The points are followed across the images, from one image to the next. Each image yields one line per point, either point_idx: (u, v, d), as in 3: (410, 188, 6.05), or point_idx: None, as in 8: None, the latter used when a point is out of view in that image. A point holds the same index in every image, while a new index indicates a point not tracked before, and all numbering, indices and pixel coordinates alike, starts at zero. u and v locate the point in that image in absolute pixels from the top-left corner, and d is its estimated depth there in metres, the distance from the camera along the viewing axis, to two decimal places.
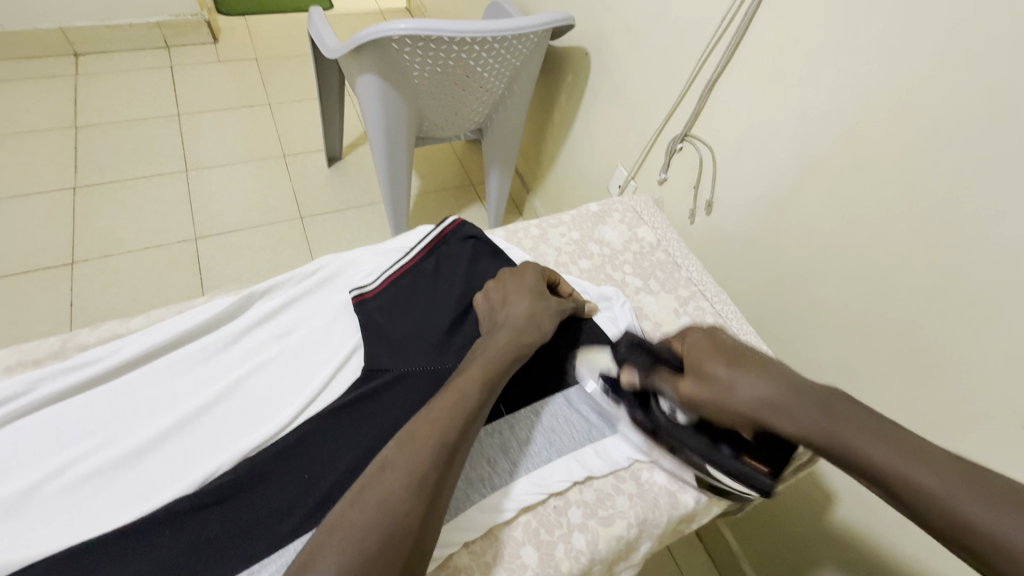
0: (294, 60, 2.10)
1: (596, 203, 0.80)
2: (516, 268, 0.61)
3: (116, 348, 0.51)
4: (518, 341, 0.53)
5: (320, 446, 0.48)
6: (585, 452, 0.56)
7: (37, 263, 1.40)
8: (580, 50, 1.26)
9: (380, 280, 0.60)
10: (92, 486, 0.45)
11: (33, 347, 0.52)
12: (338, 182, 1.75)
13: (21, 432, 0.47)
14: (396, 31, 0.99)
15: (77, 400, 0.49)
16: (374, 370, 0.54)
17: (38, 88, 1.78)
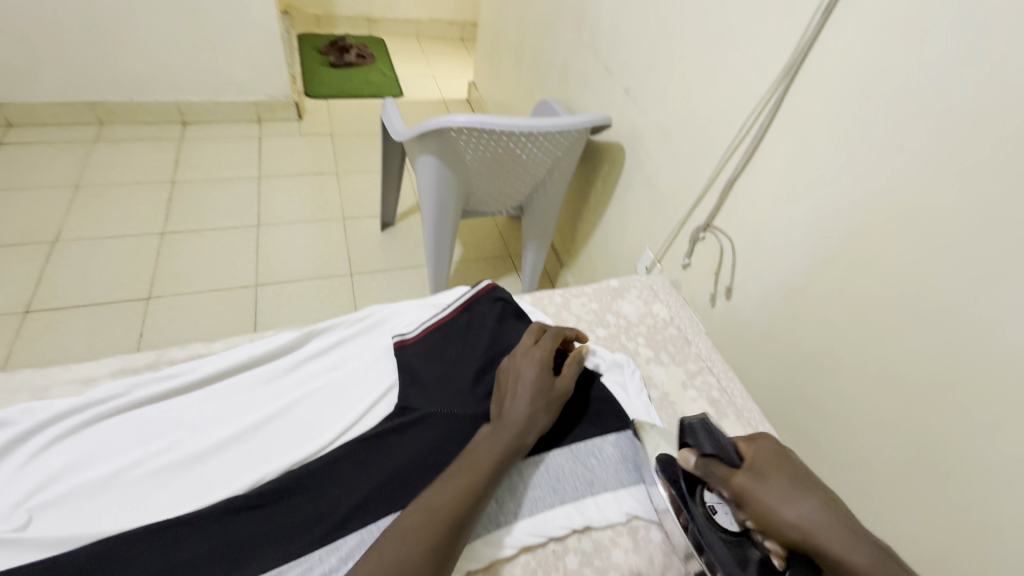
0: (364, 138, 2.38)
1: (616, 279, 0.87)
2: (526, 350, 0.65)
3: (196, 367, 0.61)
4: (519, 437, 0.57)
5: (350, 468, 0.54)
6: (586, 502, 0.59)
7: (120, 295, 1.58)
8: (616, 144, 1.41)
9: (419, 329, 0.69)
10: (157, 481, 0.52)
11: (134, 359, 0.63)
12: (388, 245, 1.92)
13: (111, 428, 0.55)
14: (456, 123, 1.16)
15: (158, 407, 0.58)
16: (405, 407, 0.61)
17: (149, 149, 2.09)
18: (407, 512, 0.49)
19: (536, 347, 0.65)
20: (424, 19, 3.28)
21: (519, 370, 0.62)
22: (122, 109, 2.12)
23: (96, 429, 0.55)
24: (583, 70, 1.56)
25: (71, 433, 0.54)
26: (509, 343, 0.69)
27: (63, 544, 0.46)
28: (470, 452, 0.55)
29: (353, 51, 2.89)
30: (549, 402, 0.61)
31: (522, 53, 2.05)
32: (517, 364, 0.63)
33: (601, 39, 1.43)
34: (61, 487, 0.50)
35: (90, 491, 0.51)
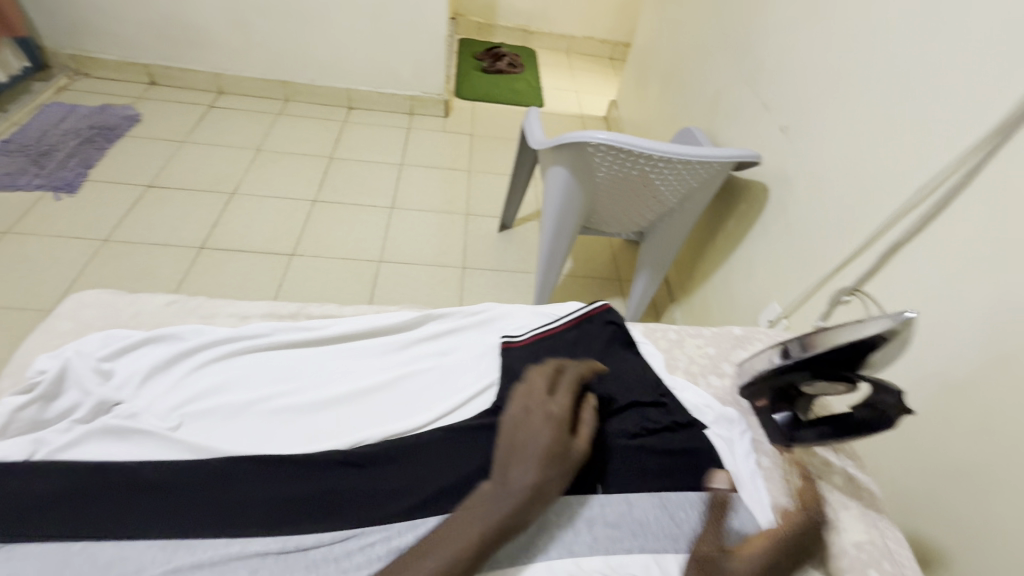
0: (499, 142, 2.49)
1: (740, 327, 0.81)
2: (540, 403, 0.56)
3: (325, 326, 0.68)
4: (521, 510, 0.48)
5: (438, 453, 0.56)
6: (669, 559, 0.53)
7: (272, 248, 1.81)
8: (760, 184, 1.31)
9: (526, 335, 0.70)
10: (277, 418, 0.58)
11: (284, 307, 0.72)
12: (503, 247, 1.98)
13: (250, 362, 0.63)
14: (595, 139, 1.15)
15: (289, 353, 0.65)
16: (501, 408, 0.61)
17: (319, 126, 2.37)
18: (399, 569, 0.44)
19: (547, 403, 0.56)
20: (577, 36, 3.36)
21: (529, 426, 0.54)
22: (304, 89, 2.44)
23: (242, 359, 0.64)
24: (735, 102, 1.48)
25: (220, 359, 0.63)
26: (614, 369, 0.67)
27: (198, 451, 0.54)
28: (466, 516, 0.48)
29: (505, 59, 3.04)
30: (563, 463, 0.52)
31: (671, 78, 2.00)
32: (530, 417, 0.55)
33: (763, 72, 1.35)
34: (205, 401, 0.59)
35: (227, 412, 0.58)
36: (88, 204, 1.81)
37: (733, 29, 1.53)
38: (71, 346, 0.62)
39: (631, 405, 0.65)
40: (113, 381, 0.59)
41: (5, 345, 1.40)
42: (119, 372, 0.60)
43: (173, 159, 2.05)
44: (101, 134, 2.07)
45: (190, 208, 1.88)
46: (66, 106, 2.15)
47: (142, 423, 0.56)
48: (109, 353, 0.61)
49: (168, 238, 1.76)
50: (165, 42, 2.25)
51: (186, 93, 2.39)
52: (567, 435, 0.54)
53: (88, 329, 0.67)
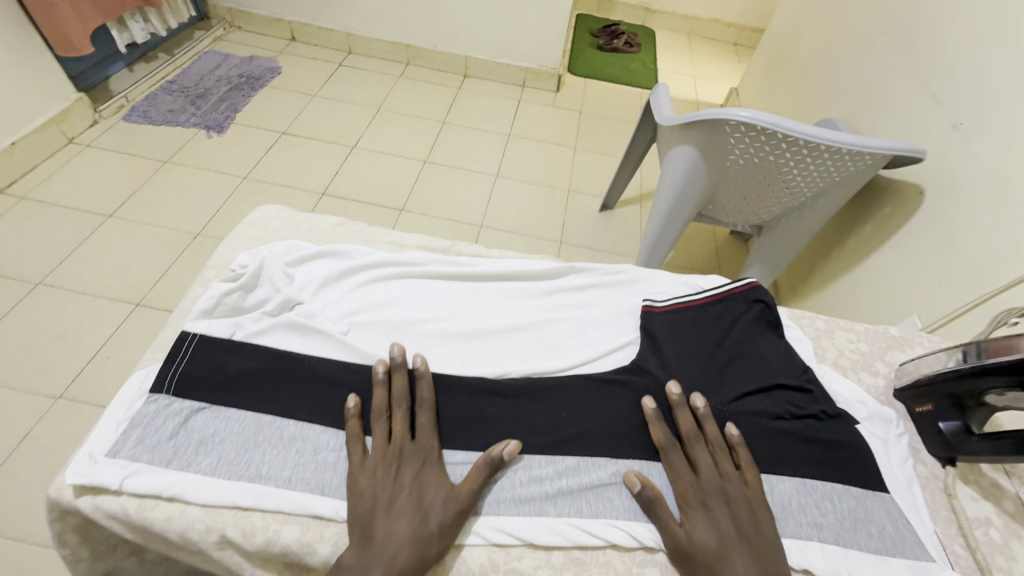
0: (608, 122, 2.44)
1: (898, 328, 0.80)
2: (406, 453, 0.57)
3: (474, 268, 0.78)
4: (410, 563, 0.49)
5: (577, 398, 0.64)
6: (811, 544, 0.55)
7: (383, 202, 1.91)
8: (915, 187, 1.17)
9: (669, 302, 0.73)
10: (439, 342, 0.68)
11: (440, 243, 0.84)
12: (603, 227, 1.96)
13: (410, 289, 0.74)
14: (735, 117, 1.09)
15: (442, 286, 0.76)
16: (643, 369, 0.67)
17: (434, 91, 2.45)
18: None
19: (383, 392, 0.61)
20: (703, 18, 3.18)
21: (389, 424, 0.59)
22: (425, 54, 2.52)
23: (406, 285, 0.75)
24: (893, 94, 1.34)
25: (385, 282, 0.75)
26: (755, 350, 0.70)
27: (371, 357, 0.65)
28: (355, 567, 0.49)
29: (623, 37, 2.95)
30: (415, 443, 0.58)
31: (813, 66, 1.85)
32: (401, 468, 0.56)
33: (935, 61, 1.20)
34: (375, 315, 0.70)
35: (394, 328, 0.69)
36: (232, 144, 2.00)
37: (903, 12, 1.38)
38: (264, 248, 0.76)
39: (772, 387, 0.67)
40: (298, 286, 0.72)
41: (158, 259, 1.59)
42: (305, 278, 0.73)
43: (304, 111, 2.20)
44: (247, 82, 2.27)
45: (316, 157, 2.02)
46: (220, 54, 2.37)
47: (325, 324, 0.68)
48: (295, 261, 0.74)
49: (295, 181, 1.91)
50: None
51: (320, 49, 2.56)
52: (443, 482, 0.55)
53: (274, 237, 0.80)
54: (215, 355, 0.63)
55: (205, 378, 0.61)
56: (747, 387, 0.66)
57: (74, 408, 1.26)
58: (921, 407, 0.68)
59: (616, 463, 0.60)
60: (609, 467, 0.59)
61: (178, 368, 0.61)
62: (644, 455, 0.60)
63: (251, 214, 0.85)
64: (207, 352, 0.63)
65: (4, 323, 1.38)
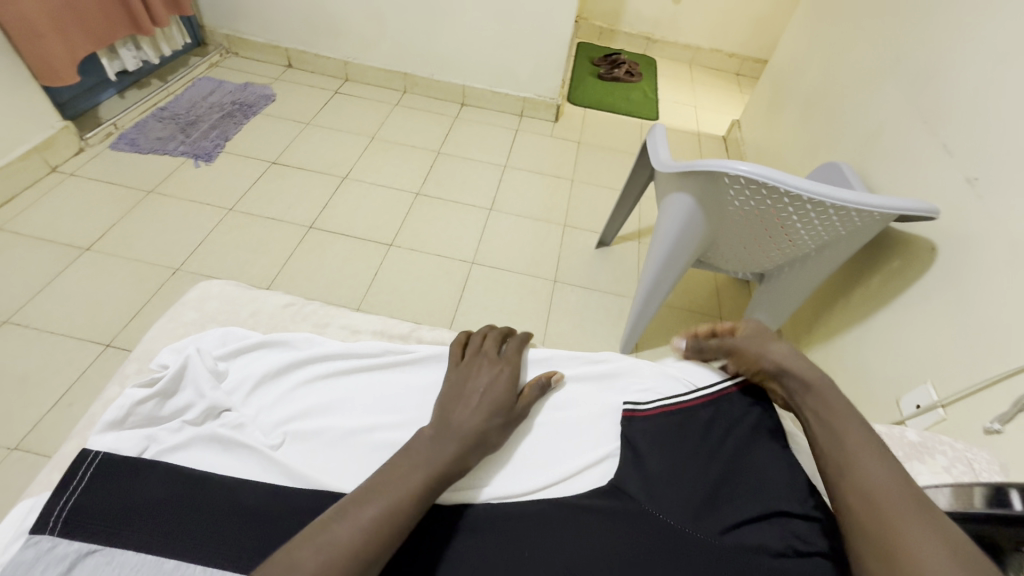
0: (607, 154, 2.40)
1: (918, 433, 0.78)
2: (501, 411, 0.68)
3: (417, 362, 0.76)
4: (467, 451, 0.62)
5: (545, 535, 0.59)
6: None
7: (372, 236, 1.85)
8: (925, 243, 1.11)
9: (657, 405, 0.71)
10: (375, 453, 0.67)
11: (393, 326, 0.85)
12: (598, 264, 1.89)
13: (347, 387, 0.73)
14: (734, 171, 1.02)
15: (378, 382, 0.75)
16: (620, 489, 0.64)
17: (430, 119, 2.41)
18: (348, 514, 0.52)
19: (500, 359, 0.75)
20: (704, 48, 3.16)
21: (489, 374, 0.72)
22: (422, 83, 2.49)
23: (351, 382, 0.74)
24: (901, 141, 1.27)
25: (320, 379, 0.73)
26: (749, 468, 0.65)
27: (298, 480, 0.63)
28: (399, 472, 0.58)
29: (624, 67, 2.92)
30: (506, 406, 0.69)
31: (816, 104, 1.79)
32: (456, 422, 0.65)
33: (946, 110, 1.14)
34: (306, 422, 0.69)
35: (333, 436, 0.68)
36: (220, 173, 1.96)
37: (910, 56, 1.32)
38: (194, 341, 0.75)
39: (772, 515, 0.61)
40: (225, 386, 0.71)
41: (133, 295, 1.53)
42: (234, 376, 0.72)
43: (296, 139, 2.16)
44: (240, 109, 2.24)
45: (306, 188, 1.97)
46: (214, 81, 2.35)
47: (251, 435, 0.67)
48: (227, 354, 0.73)
49: (282, 213, 1.86)
50: (305, 26, 2.38)
51: (316, 77, 2.53)
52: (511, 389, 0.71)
53: (209, 322, 0.82)
54: (120, 480, 0.59)
55: (109, 513, 0.57)
56: (738, 516, 0.61)
57: (28, 460, 1.19)
58: None
59: None
60: None
61: (68, 500, 0.57)
62: None
63: (186, 294, 0.86)
64: (108, 479, 0.59)
65: None
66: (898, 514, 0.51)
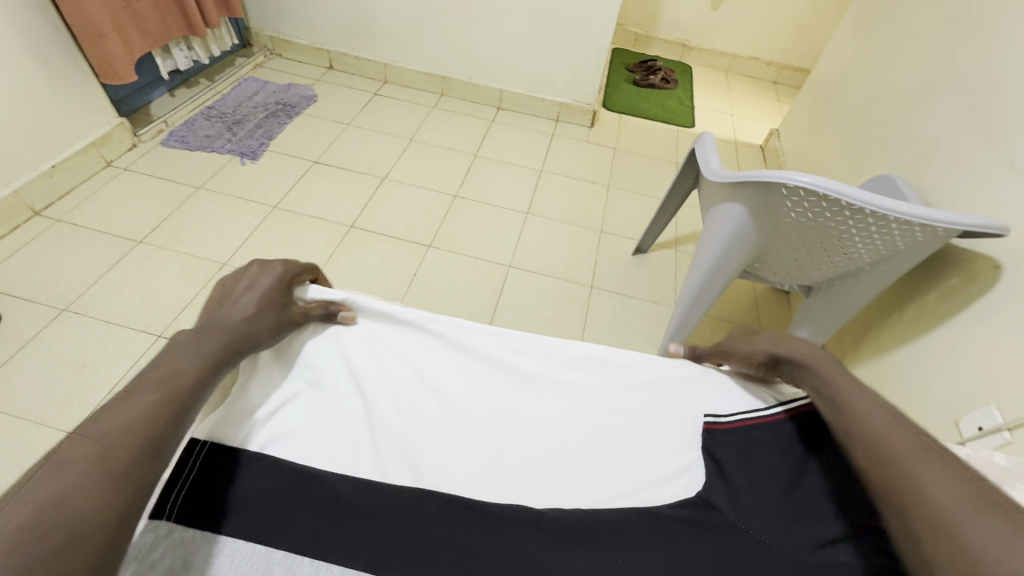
0: (642, 160, 2.39)
1: (1007, 460, 0.72)
2: (271, 309, 0.71)
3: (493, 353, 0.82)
4: (228, 346, 0.64)
5: (634, 541, 0.63)
6: None
7: (410, 236, 1.87)
8: (989, 260, 1.08)
9: (735, 419, 0.72)
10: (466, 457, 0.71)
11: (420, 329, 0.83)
12: (635, 271, 1.88)
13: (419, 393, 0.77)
14: (794, 182, 1.01)
15: (459, 366, 0.81)
16: (706, 502, 0.65)
17: (467, 123, 2.43)
18: (42, 478, 0.43)
19: (274, 264, 0.76)
20: (741, 55, 3.12)
21: (255, 274, 0.73)
22: (460, 86, 2.52)
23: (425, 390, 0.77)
24: (963, 153, 1.24)
25: (384, 383, 0.77)
26: (845, 486, 0.63)
27: (382, 475, 0.67)
28: (162, 374, 0.56)
29: (659, 73, 2.91)
30: (273, 307, 0.72)
31: (865, 115, 1.76)
32: (212, 323, 0.65)
33: (1011, 124, 1.11)
34: (396, 406, 0.75)
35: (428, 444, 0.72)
36: (265, 171, 2.00)
37: (971, 67, 1.28)
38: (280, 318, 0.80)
39: (845, 535, 0.60)
40: (321, 362, 0.77)
41: (182, 288, 1.57)
42: (326, 362, 0.77)
43: (337, 139, 2.21)
44: (283, 109, 2.29)
45: (346, 187, 2.01)
46: (260, 81, 2.41)
47: (345, 418, 0.72)
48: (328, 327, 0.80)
49: (324, 212, 1.89)
50: (347, 30, 2.43)
51: (356, 78, 2.58)
52: (281, 285, 0.75)
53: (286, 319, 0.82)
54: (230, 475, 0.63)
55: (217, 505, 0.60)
56: (832, 532, 0.61)
57: None
58: None
59: None
60: None
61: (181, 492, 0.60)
62: None
63: None
64: (216, 478, 0.63)
65: (29, 350, 1.37)
66: (923, 472, 0.50)
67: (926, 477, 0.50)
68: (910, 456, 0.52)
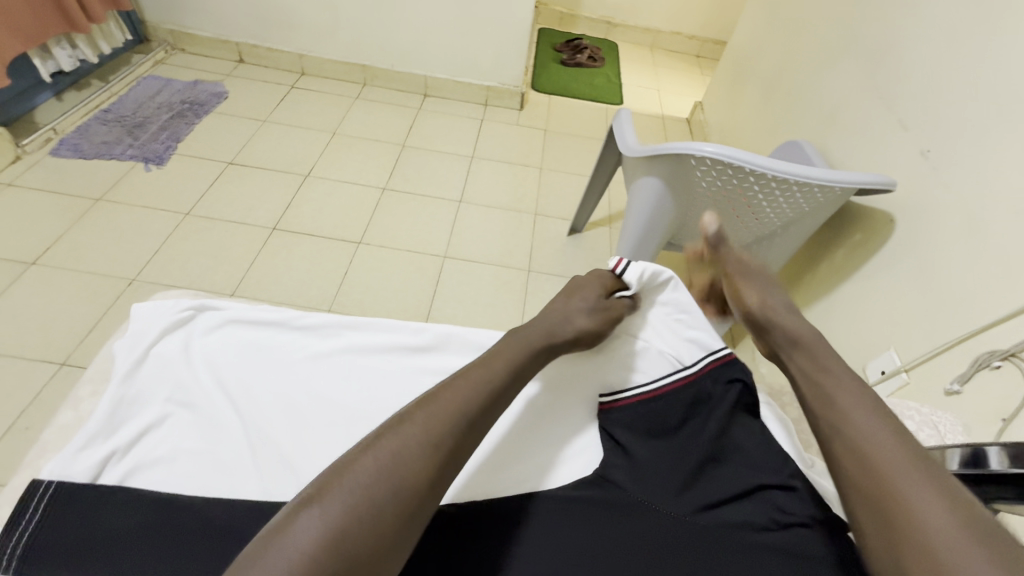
0: (573, 140, 2.40)
1: (890, 405, 0.83)
2: None
3: (383, 350, 0.77)
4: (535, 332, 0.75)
5: (535, 528, 0.62)
6: None
7: (339, 234, 1.80)
8: (884, 214, 1.14)
9: (633, 393, 0.72)
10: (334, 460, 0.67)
11: (273, 315, 0.77)
12: (571, 251, 1.89)
13: (274, 396, 0.70)
14: (701, 152, 1.04)
15: (349, 369, 0.74)
16: (603, 479, 0.66)
17: (393, 112, 2.35)
18: (383, 446, 0.51)
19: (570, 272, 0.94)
20: (665, 31, 3.17)
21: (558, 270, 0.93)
22: (383, 74, 2.43)
23: (280, 397, 0.71)
24: (859, 117, 1.30)
25: (234, 388, 0.70)
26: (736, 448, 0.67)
27: (265, 495, 0.62)
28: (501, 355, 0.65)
29: (586, 52, 2.92)
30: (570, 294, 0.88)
31: (777, 84, 1.82)
32: None
33: (900, 85, 1.17)
34: (281, 423, 0.68)
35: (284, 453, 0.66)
36: (174, 177, 1.87)
37: (865, 32, 1.35)
38: (144, 326, 0.73)
39: (754, 490, 0.63)
40: (188, 376, 0.70)
41: (86, 310, 1.45)
42: (181, 369, 0.71)
43: (253, 138, 2.08)
44: (191, 108, 2.14)
45: (266, 188, 1.90)
46: (162, 79, 2.23)
47: (226, 444, 0.66)
48: (206, 330, 0.75)
49: (243, 216, 1.79)
50: (255, 19, 2.28)
51: (270, 71, 2.44)
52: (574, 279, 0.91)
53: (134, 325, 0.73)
54: (79, 510, 0.57)
55: None
56: (722, 493, 0.63)
57: None
58: None
59: None
60: None
61: (27, 530, 0.55)
62: None
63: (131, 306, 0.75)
64: (71, 509, 0.57)
65: None
66: (912, 489, 0.48)
67: (913, 495, 0.47)
68: (900, 468, 0.50)
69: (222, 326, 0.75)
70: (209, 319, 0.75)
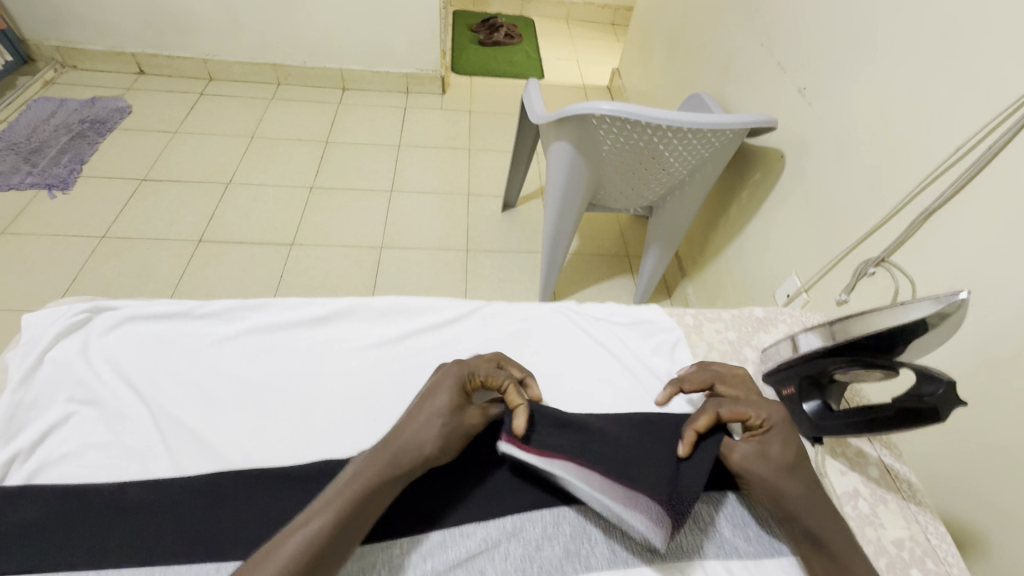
0: (498, 118, 2.42)
1: (762, 309, 0.88)
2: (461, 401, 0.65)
3: (287, 327, 0.79)
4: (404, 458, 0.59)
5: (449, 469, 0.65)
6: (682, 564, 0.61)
7: (270, 238, 1.76)
8: (775, 152, 1.23)
9: None
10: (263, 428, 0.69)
11: (177, 304, 0.78)
12: (507, 227, 1.93)
13: (188, 383, 0.72)
14: (599, 111, 1.08)
15: (256, 348, 0.77)
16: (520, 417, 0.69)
17: (313, 109, 2.30)
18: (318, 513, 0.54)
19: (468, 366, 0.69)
20: (578, 2, 3.22)
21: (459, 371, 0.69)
22: (297, 72, 2.36)
23: (194, 383, 0.72)
24: (747, 65, 1.39)
25: (141, 383, 0.71)
26: None
27: (179, 472, 0.63)
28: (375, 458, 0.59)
29: (503, 29, 2.92)
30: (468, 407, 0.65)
31: (679, 43, 1.90)
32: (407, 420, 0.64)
33: (777, 30, 1.25)
34: (190, 405, 0.70)
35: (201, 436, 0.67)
36: (83, 201, 1.77)
37: None
38: (38, 332, 0.73)
39: None
40: (94, 377, 0.70)
41: None
42: (84, 371, 0.71)
43: (164, 151, 1.99)
44: (92, 127, 2.02)
45: (186, 201, 1.84)
46: (54, 100, 2.09)
47: (137, 431, 0.67)
48: (104, 330, 0.75)
49: (165, 232, 1.73)
50: (150, 27, 2.17)
51: (175, 80, 2.33)
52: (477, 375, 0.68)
53: (25, 334, 0.72)
54: None
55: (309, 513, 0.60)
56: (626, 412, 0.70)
57: None
58: (787, 391, 0.69)
59: (485, 528, 0.61)
60: (478, 534, 0.61)
61: None
62: (519, 511, 0.63)
63: (23, 319, 0.74)
64: None
65: None
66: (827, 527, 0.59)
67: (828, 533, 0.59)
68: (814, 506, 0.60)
69: (124, 324, 0.76)
70: (110, 319, 0.76)
